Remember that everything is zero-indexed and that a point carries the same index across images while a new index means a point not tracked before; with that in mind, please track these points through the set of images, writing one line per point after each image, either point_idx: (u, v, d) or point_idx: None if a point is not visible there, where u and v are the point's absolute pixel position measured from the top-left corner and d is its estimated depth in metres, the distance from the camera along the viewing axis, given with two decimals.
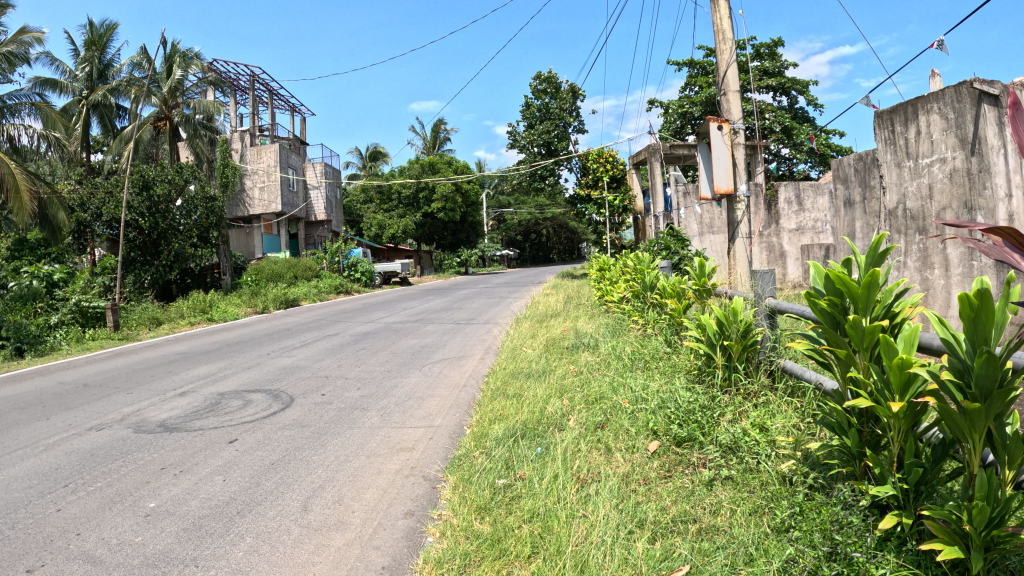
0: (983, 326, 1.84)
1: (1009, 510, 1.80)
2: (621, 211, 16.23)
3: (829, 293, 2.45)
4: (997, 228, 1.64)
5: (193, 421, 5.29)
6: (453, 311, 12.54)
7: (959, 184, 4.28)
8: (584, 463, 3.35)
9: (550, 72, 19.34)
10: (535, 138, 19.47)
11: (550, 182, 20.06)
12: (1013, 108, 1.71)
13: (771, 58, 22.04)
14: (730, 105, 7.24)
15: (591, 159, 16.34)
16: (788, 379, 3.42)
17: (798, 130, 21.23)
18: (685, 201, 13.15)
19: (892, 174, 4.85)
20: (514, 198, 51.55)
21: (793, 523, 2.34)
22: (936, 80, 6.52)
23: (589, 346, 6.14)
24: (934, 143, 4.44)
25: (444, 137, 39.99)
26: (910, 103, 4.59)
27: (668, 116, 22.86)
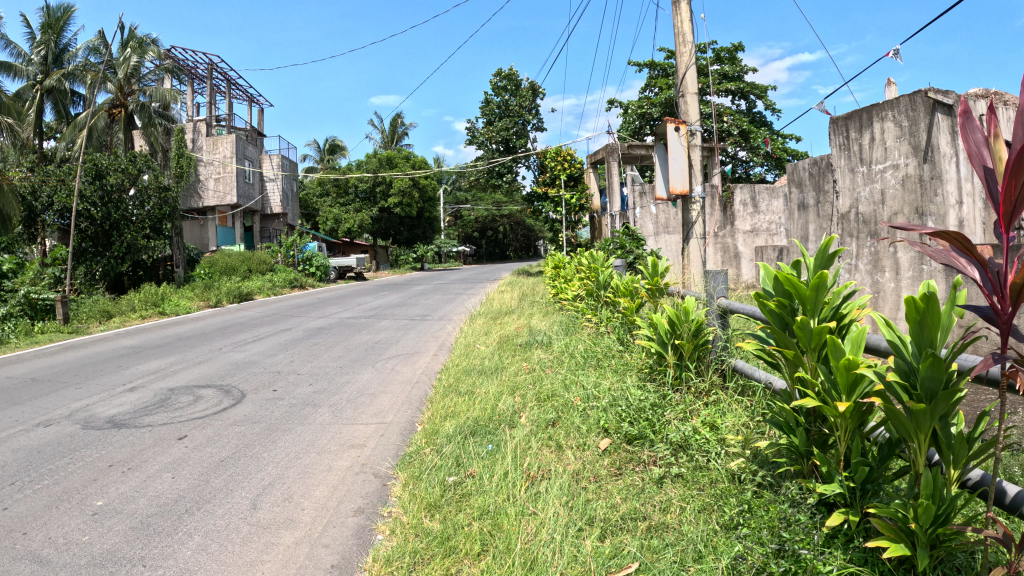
0: (929, 329, 1.88)
1: (954, 508, 1.84)
2: (578, 210, 16.25)
3: (778, 294, 2.46)
4: (947, 234, 1.67)
5: (142, 417, 5.14)
6: (407, 307, 12.44)
7: (911, 190, 4.39)
8: (534, 460, 3.32)
9: (511, 70, 19.34)
10: (493, 135, 19.42)
11: (507, 179, 19.91)
12: (963, 117, 1.74)
13: (731, 62, 22.45)
14: (688, 106, 7.23)
15: (549, 156, 16.41)
16: (738, 376, 3.44)
17: (755, 134, 21.55)
18: (641, 201, 13.28)
19: (845, 179, 4.97)
20: (470, 194, 51.57)
21: (741, 521, 2.37)
22: (893, 88, 6.63)
23: (541, 343, 6.13)
24: (887, 149, 4.55)
25: (402, 131, 39.73)
26: (865, 110, 4.70)
27: (627, 116, 23.03)
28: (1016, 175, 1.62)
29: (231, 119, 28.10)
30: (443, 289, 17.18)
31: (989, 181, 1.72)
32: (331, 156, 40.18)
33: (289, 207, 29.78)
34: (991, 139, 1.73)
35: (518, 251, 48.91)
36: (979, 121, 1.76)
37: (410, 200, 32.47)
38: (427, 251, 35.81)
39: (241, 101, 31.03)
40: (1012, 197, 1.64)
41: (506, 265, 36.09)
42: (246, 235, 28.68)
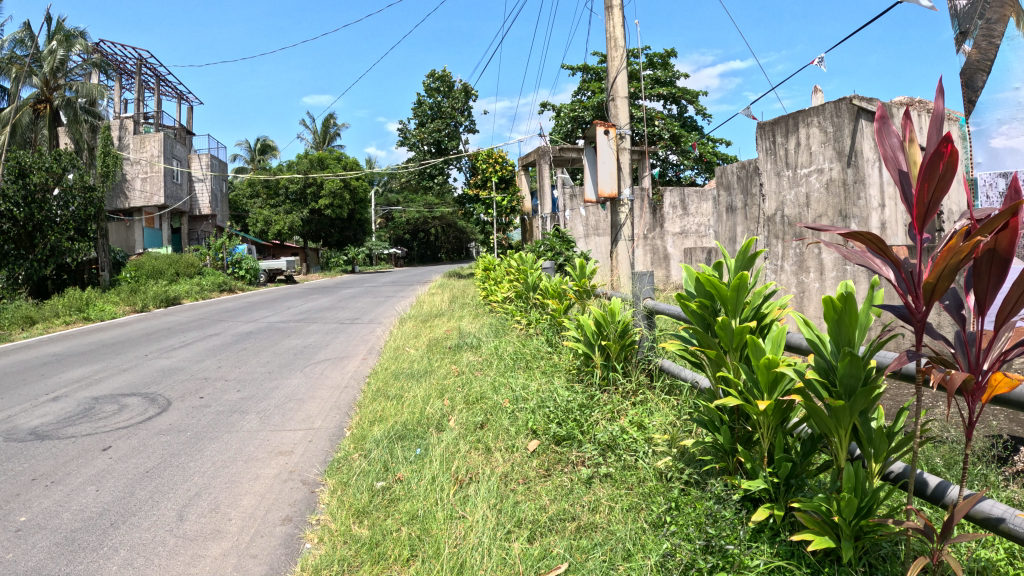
0: (846, 328, 1.91)
1: (875, 500, 1.89)
2: (509, 211, 16.28)
3: (700, 295, 2.49)
4: (864, 235, 1.71)
5: (65, 428, 4.90)
6: (337, 310, 12.25)
7: (835, 194, 4.53)
8: (462, 463, 3.28)
9: (445, 72, 19.32)
10: (424, 137, 19.25)
11: (438, 181, 19.85)
12: (880, 123, 1.80)
13: (663, 67, 22.88)
14: (618, 110, 7.31)
15: (480, 159, 16.39)
16: (665, 376, 3.48)
17: (685, 138, 22.00)
18: (571, 203, 13.39)
19: (772, 183, 5.10)
20: (402, 196, 51.11)
21: (668, 519, 2.38)
22: (818, 96, 6.85)
23: (471, 345, 6.09)
24: (812, 154, 4.70)
25: (334, 132, 39.19)
26: (791, 116, 4.84)
27: (559, 119, 23.22)
28: (929, 179, 1.68)
29: (159, 117, 27.21)
30: (373, 292, 17.01)
31: (905, 184, 1.77)
32: (262, 156, 39.33)
33: (218, 208, 29.02)
34: (906, 143, 1.78)
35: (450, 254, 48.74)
36: (894, 126, 1.82)
37: (342, 202, 31.92)
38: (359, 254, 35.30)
39: (171, 98, 30.03)
40: (925, 201, 1.70)
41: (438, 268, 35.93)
42: (174, 237, 27.81)
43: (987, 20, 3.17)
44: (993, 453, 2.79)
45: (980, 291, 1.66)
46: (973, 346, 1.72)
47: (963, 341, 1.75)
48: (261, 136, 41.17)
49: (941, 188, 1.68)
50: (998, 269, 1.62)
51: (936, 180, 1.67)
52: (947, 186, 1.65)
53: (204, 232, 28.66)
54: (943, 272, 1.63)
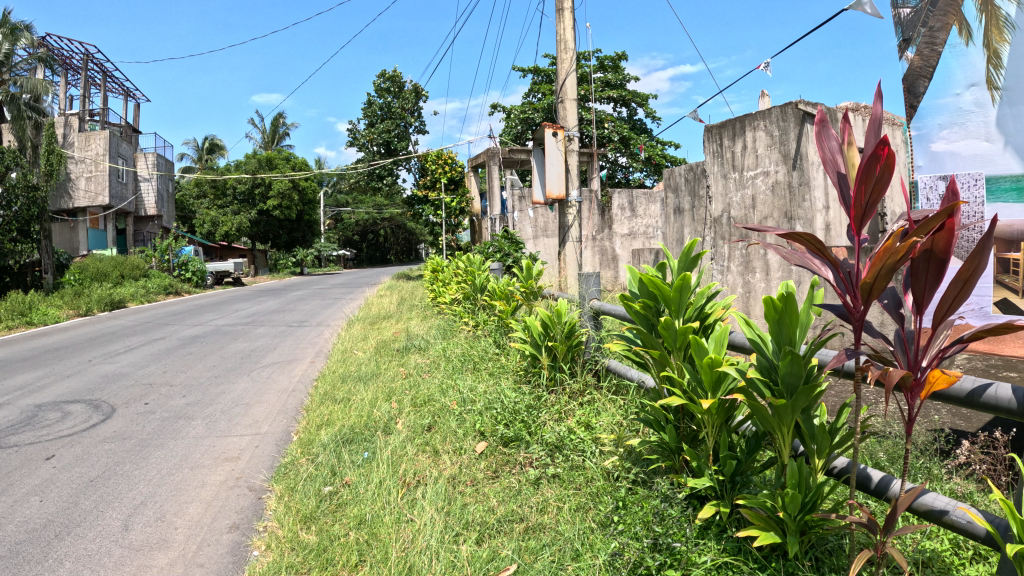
0: (787, 327, 1.92)
1: (819, 495, 1.93)
2: (458, 212, 16.24)
3: (643, 296, 2.50)
4: (800, 237, 1.70)
5: (5, 437, 4.71)
6: (285, 313, 12.06)
7: (781, 196, 4.62)
8: (410, 466, 3.24)
9: (395, 72, 19.21)
10: (374, 137, 19.13)
11: (388, 182, 19.72)
12: (820, 125, 1.78)
13: (614, 70, 23.09)
14: (566, 112, 7.34)
15: (430, 159, 16.29)
16: (612, 376, 3.52)
17: (635, 140, 22.22)
18: (520, 205, 13.42)
19: (718, 185, 5.20)
20: (351, 197, 50.47)
21: (616, 518, 2.39)
22: (766, 100, 6.98)
23: (419, 348, 6.04)
24: (758, 157, 4.79)
25: (283, 131, 38.65)
26: (738, 119, 4.93)
27: (509, 121, 23.24)
28: (867, 181, 1.66)
29: (105, 114, 26.41)
30: (321, 294, 16.79)
31: (843, 186, 1.77)
32: (209, 156, 38.53)
33: (164, 208, 28.32)
34: (845, 145, 1.77)
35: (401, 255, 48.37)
36: (834, 128, 1.81)
37: (290, 203, 31.34)
38: (308, 255, 34.81)
39: (118, 95, 29.19)
40: (863, 202, 1.69)
41: (387, 270, 35.64)
42: (119, 238, 27.04)
43: (930, 28, 3.29)
44: (935, 447, 2.85)
45: (918, 290, 1.68)
46: (913, 345, 1.75)
47: (902, 340, 1.78)
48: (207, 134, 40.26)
49: (878, 190, 1.67)
50: (936, 268, 1.65)
51: (873, 182, 1.66)
52: (884, 187, 1.63)
53: (150, 232, 27.99)
54: (880, 272, 1.63)
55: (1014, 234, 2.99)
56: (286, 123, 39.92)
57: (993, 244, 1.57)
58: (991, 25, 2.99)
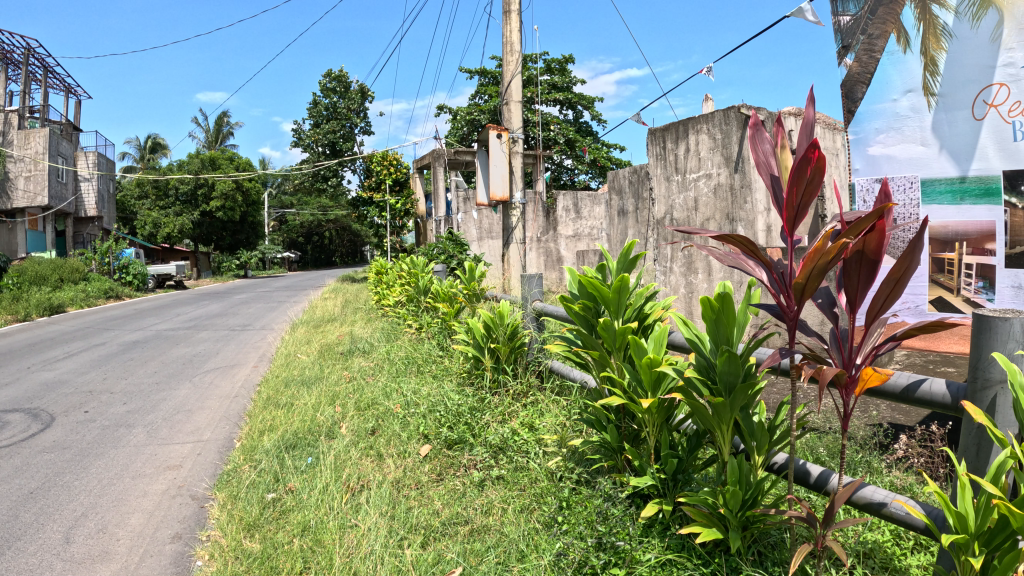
0: (725, 326, 1.93)
1: (759, 490, 1.95)
2: (403, 214, 16.12)
3: (583, 297, 2.52)
4: (733, 239, 1.72)
5: None
6: (228, 317, 11.81)
7: (723, 198, 4.66)
8: (354, 471, 3.19)
9: (341, 72, 19.03)
10: (319, 138, 18.89)
11: (333, 183, 19.51)
12: (753, 130, 1.80)
13: (561, 73, 23.14)
14: (511, 114, 7.27)
15: (375, 161, 16.07)
16: (555, 377, 3.54)
17: (580, 143, 22.31)
18: (464, 207, 13.36)
19: (662, 187, 5.28)
20: (298, 200, 49.56)
21: (560, 519, 2.39)
22: (710, 104, 7.08)
23: (362, 350, 5.96)
24: (701, 159, 4.86)
25: (227, 131, 37.92)
26: (681, 122, 5.00)
27: (456, 123, 23.13)
28: (798, 183, 1.68)
29: (44, 112, 25.51)
30: (265, 298, 16.47)
31: (776, 188, 1.79)
32: (151, 155, 37.54)
33: (104, 210, 27.45)
34: (778, 149, 1.79)
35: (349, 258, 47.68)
36: (767, 132, 1.83)
37: (234, 204, 30.27)
38: (251, 258, 33.97)
39: (58, 92, 28.22)
40: (795, 204, 1.70)
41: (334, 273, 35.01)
42: (57, 240, 26.14)
43: None
44: (875, 441, 2.89)
45: (851, 289, 1.69)
46: (847, 342, 1.73)
47: (836, 338, 1.77)
48: (149, 133, 39.23)
49: (810, 192, 1.68)
50: (868, 269, 1.66)
51: (804, 184, 1.67)
52: (815, 190, 1.65)
53: (90, 234, 27.13)
54: (812, 273, 1.64)
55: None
56: (230, 123, 39.09)
57: (922, 245, 1.56)
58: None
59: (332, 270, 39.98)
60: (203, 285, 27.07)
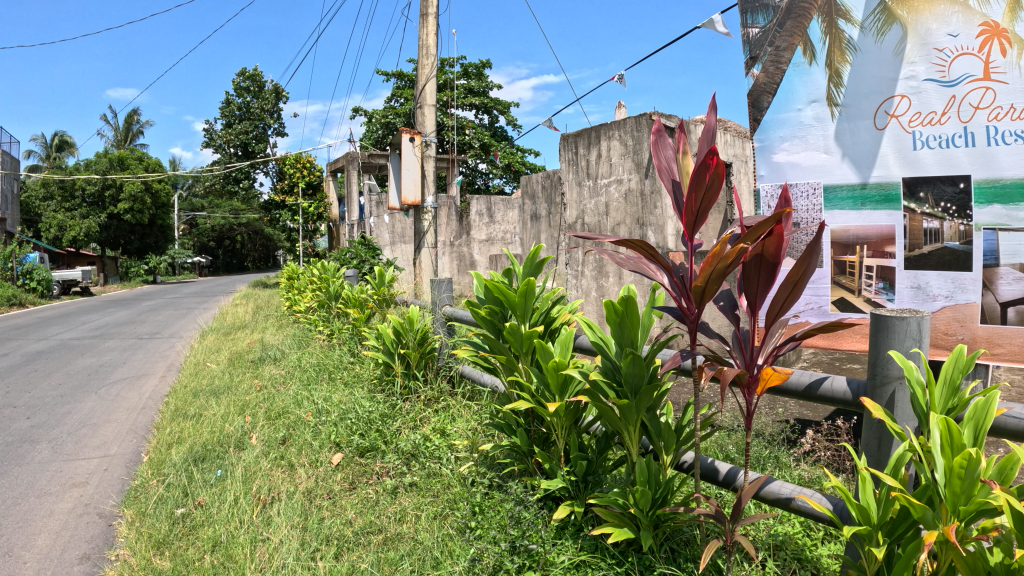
0: (629, 329, 1.97)
1: (668, 490, 1.96)
2: (315, 218, 15.80)
3: (489, 302, 2.52)
4: (634, 246, 1.70)
5: None
6: (136, 325, 11.35)
7: (634, 204, 4.76)
8: (265, 482, 3.11)
9: (256, 71, 18.65)
10: (231, 138, 18.39)
11: (244, 185, 19.01)
12: (659, 135, 1.78)
13: (477, 78, 22.93)
14: (425, 117, 6.62)
15: (287, 162, 15.49)
16: (466, 383, 3.51)
17: (495, 148, 22.18)
18: (376, 211, 13.14)
19: (574, 192, 5.37)
20: (213, 205, 47.88)
21: (474, 524, 2.38)
22: (621, 110, 7.16)
23: (273, 358, 5.80)
24: (613, 165, 4.94)
25: (138, 130, 36.53)
26: (593, 129, 5.08)
27: (371, 126, 22.76)
28: (698, 189, 1.66)
29: None
30: (175, 304, 15.88)
31: (676, 193, 1.77)
32: (57, 154, 35.85)
33: (6, 211, 25.97)
34: (680, 154, 1.77)
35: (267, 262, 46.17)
36: (670, 137, 1.81)
37: (143, 205, 28.55)
38: (160, 263, 32.41)
39: None
40: (694, 209, 1.70)
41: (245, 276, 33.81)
42: None
43: (775, 48, 3.13)
44: (782, 436, 2.97)
45: (751, 293, 1.66)
46: (749, 343, 1.69)
47: (738, 339, 1.72)
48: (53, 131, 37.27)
49: (709, 198, 1.68)
50: (767, 272, 1.62)
51: (704, 190, 1.66)
52: (714, 196, 1.64)
53: None
54: (712, 275, 1.62)
55: (849, 238, 2.95)
56: (140, 121, 37.50)
57: (819, 248, 1.54)
58: (834, 47, 2.90)
59: (248, 274, 38.61)
60: (112, 291, 25.83)
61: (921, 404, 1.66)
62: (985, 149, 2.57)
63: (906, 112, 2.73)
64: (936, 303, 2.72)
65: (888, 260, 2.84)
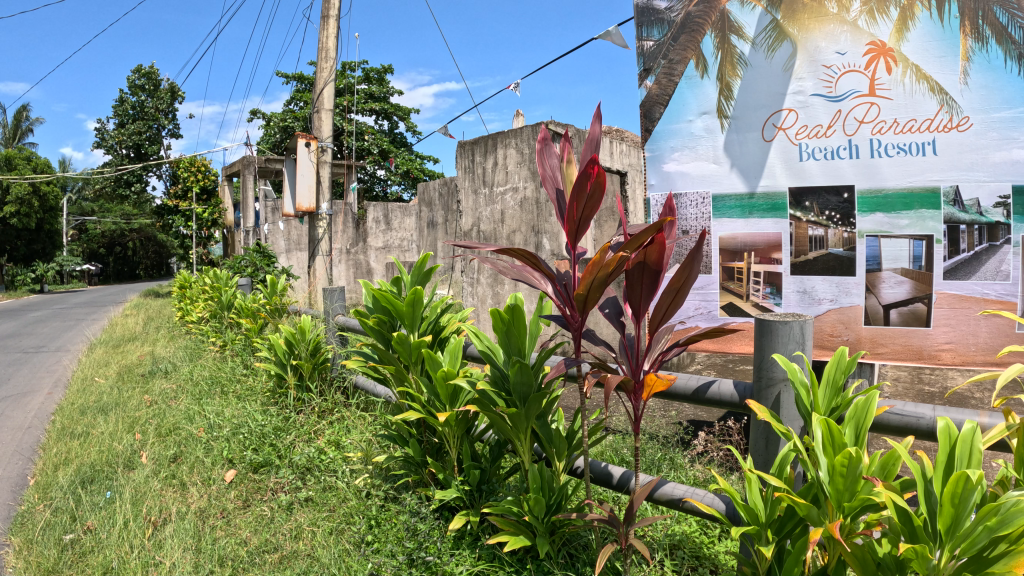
0: (515, 336, 1.95)
1: (561, 495, 1.95)
2: (210, 224, 15.15)
3: (377, 311, 2.47)
4: (520, 256, 1.68)
5: None
6: (18, 338, 10.64)
7: (529, 211, 4.80)
8: (156, 503, 2.96)
9: (151, 68, 17.91)
10: (123, 138, 17.66)
11: (137, 189, 18.15)
12: (543, 144, 1.76)
13: (379, 83, 22.44)
14: (322, 122, 6.43)
15: (180, 165, 14.80)
16: (359, 393, 3.49)
17: (394, 154, 21.85)
18: (272, 217, 12.74)
19: (469, 200, 5.40)
20: (107, 211, 45.46)
21: (371, 537, 2.33)
22: (518, 119, 7.19)
23: (164, 370, 5.55)
24: (508, 173, 4.99)
25: (25, 130, 34.46)
26: (489, 137, 5.13)
27: (269, 129, 22.06)
28: (579, 198, 1.66)
29: None
30: (62, 315, 14.91)
31: (559, 202, 1.76)
32: None
33: None
34: (564, 162, 1.77)
35: (168, 266, 43.98)
36: (555, 146, 1.80)
37: (30, 211, 26.24)
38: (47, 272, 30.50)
39: None
40: (576, 217, 1.69)
41: (137, 284, 32.10)
42: None
43: (670, 61, 3.07)
44: (677, 437, 3.02)
45: (634, 300, 1.65)
46: (634, 350, 1.68)
47: (622, 346, 1.71)
48: None
49: (591, 207, 1.67)
50: (651, 279, 1.62)
51: (585, 199, 1.66)
52: (596, 205, 1.64)
53: None
54: (593, 284, 1.61)
55: (737, 246, 2.99)
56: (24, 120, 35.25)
57: (699, 256, 1.54)
58: (726, 61, 2.93)
59: (145, 282, 36.78)
60: None
61: (804, 405, 1.67)
62: (869, 161, 2.68)
63: (794, 125, 2.82)
64: (821, 306, 2.81)
65: (775, 266, 2.91)
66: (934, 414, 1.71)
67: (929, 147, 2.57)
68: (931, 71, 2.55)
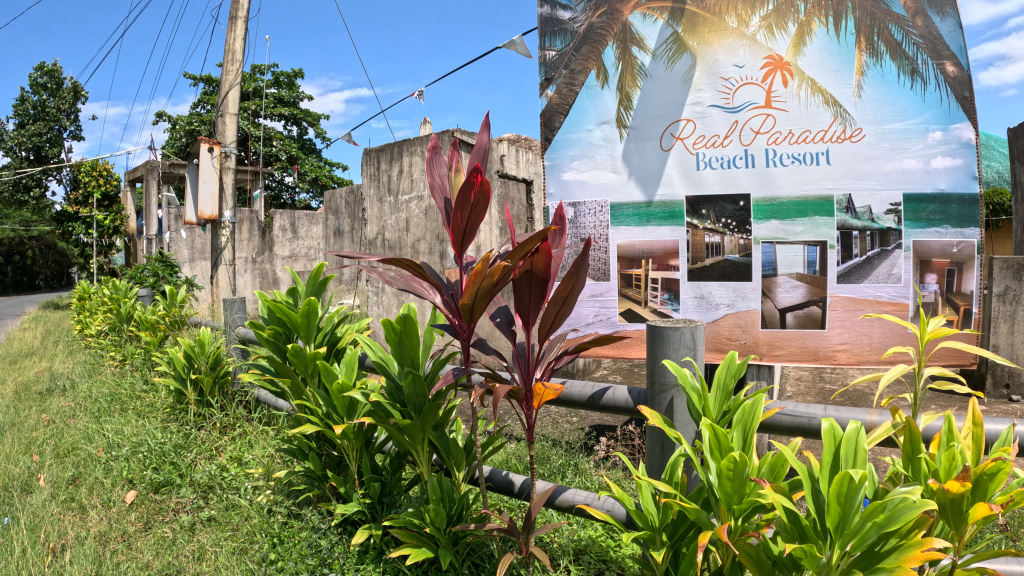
0: (408, 347, 1.94)
1: (462, 504, 1.96)
2: (111, 232, 14.55)
3: (271, 323, 2.43)
4: (407, 266, 1.66)
5: None
6: None
7: (433, 220, 4.80)
8: (53, 527, 2.82)
9: (53, 66, 17.18)
10: (22, 140, 16.87)
11: (35, 194, 17.33)
12: (431, 152, 1.76)
13: (289, 87, 22.03)
14: (226, 127, 6.24)
15: (81, 169, 14.08)
16: (262, 407, 3.47)
17: (303, 160, 21.49)
18: (176, 224, 12.35)
19: (374, 208, 5.43)
20: None
21: (275, 555, 2.28)
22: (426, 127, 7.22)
23: (62, 388, 5.31)
24: (413, 181, 4.99)
25: None
26: (394, 145, 5.14)
27: (175, 133, 21.36)
28: (464, 207, 1.66)
29: None
30: None
31: (447, 211, 1.77)
32: None
33: None
34: (452, 171, 1.77)
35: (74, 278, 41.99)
36: (444, 155, 1.79)
37: None
38: None
39: None
40: (461, 226, 1.69)
41: (35, 295, 30.52)
42: None
43: (570, 70, 3.05)
44: (581, 442, 3.09)
45: (523, 308, 1.66)
46: (524, 359, 1.68)
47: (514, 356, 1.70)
48: None
49: (475, 217, 1.68)
50: (538, 288, 1.63)
51: (470, 208, 1.66)
52: (480, 214, 1.64)
53: None
54: (478, 293, 1.62)
55: (635, 253, 2.99)
56: None
57: (583, 264, 1.57)
58: (625, 72, 2.96)
59: (47, 292, 34.96)
60: None
61: (695, 410, 1.71)
62: (764, 170, 2.77)
63: (691, 134, 2.87)
64: (719, 311, 2.88)
65: (673, 272, 2.94)
66: (824, 414, 1.77)
67: (823, 156, 2.69)
68: (826, 84, 2.68)
